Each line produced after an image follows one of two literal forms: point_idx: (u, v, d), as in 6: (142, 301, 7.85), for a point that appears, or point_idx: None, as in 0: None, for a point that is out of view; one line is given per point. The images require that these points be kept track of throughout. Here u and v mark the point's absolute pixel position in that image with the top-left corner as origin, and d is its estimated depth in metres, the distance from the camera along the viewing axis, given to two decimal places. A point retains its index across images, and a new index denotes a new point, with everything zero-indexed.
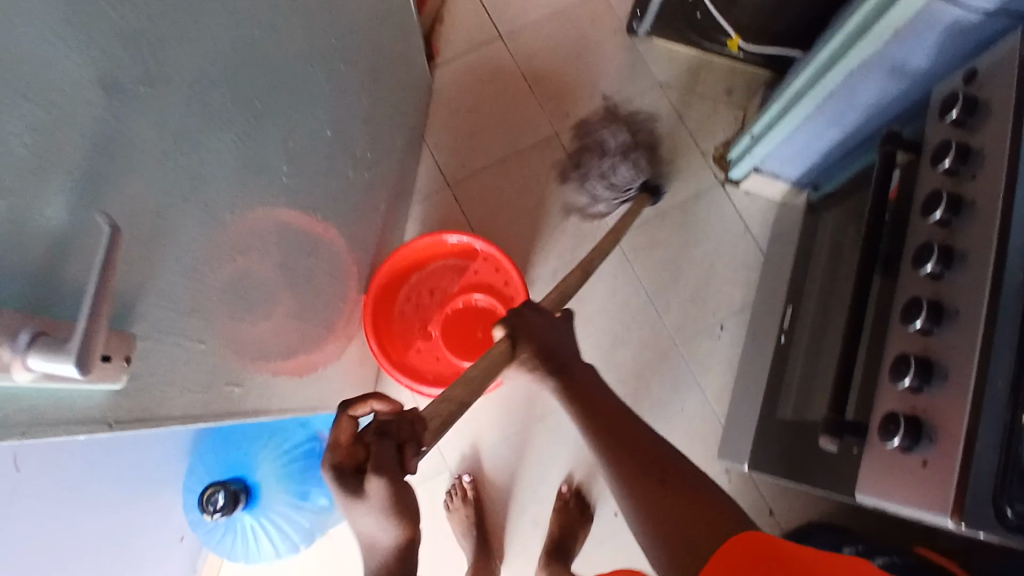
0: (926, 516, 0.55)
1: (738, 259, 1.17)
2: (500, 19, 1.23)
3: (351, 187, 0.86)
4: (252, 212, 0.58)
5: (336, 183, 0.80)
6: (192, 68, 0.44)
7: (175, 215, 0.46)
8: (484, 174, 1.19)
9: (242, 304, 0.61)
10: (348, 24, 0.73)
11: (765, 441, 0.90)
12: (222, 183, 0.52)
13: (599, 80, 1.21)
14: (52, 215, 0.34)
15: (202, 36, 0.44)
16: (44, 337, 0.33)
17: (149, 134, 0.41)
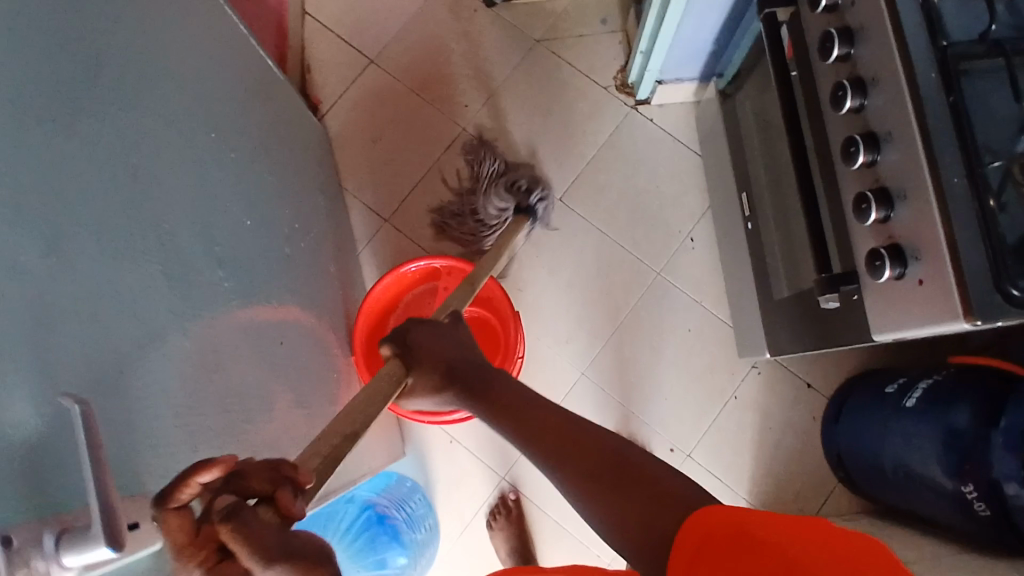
0: (941, 328, 0.56)
1: (679, 171, 1.18)
2: (364, 45, 1.22)
3: (293, 262, 0.85)
4: (205, 335, 0.58)
5: (274, 265, 0.79)
6: (93, 224, 0.43)
7: (137, 372, 0.45)
8: (413, 195, 1.18)
9: (237, 422, 0.60)
10: (222, 113, 0.71)
11: (775, 325, 0.91)
12: (166, 318, 0.51)
13: (481, 62, 1.21)
14: (22, 420, 0.33)
15: (90, 189, 0.44)
16: (67, 533, 0.32)
17: (78, 307, 0.39)
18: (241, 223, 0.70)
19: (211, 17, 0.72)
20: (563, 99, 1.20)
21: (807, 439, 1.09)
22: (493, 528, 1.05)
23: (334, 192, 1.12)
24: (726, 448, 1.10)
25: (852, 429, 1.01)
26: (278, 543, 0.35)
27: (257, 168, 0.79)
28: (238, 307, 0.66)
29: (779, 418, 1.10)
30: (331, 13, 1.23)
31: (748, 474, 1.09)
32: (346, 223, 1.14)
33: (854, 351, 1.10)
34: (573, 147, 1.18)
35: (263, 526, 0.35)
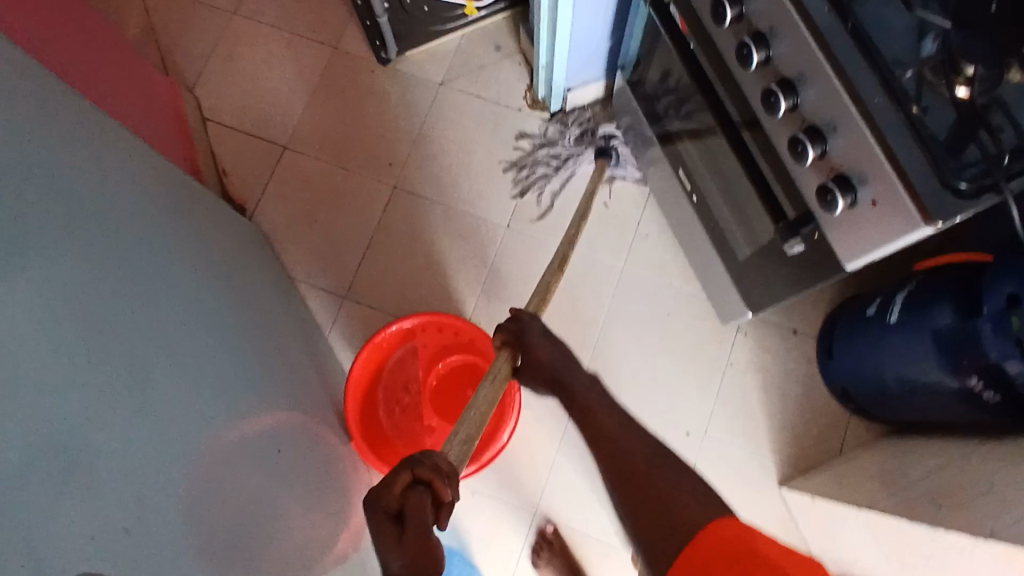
0: (905, 239, 0.57)
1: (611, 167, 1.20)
2: (273, 133, 1.21)
3: (264, 367, 0.82)
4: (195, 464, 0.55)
5: (246, 376, 0.76)
6: (46, 390, 0.41)
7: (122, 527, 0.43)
8: (363, 264, 1.16)
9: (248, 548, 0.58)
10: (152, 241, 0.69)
11: (746, 284, 0.93)
12: (146, 462, 0.49)
13: (391, 117, 1.21)
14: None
15: (40, 354, 0.42)
16: None
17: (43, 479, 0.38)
18: (204, 342, 0.68)
19: (113, 150, 0.70)
20: (483, 131, 1.21)
21: (810, 383, 1.11)
22: (539, 565, 1.03)
23: (284, 284, 1.10)
24: (738, 415, 1.10)
25: (847, 360, 1.03)
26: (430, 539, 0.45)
27: (202, 284, 0.77)
28: (222, 429, 0.64)
29: (777, 371, 1.12)
30: (233, 113, 1.23)
31: (766, 433, 1.10)
32: (306, 311, 1.11)
33: (827, 288, 1.13)
34: (505, 173, 1.19)
35: (426, 521, 0.46)
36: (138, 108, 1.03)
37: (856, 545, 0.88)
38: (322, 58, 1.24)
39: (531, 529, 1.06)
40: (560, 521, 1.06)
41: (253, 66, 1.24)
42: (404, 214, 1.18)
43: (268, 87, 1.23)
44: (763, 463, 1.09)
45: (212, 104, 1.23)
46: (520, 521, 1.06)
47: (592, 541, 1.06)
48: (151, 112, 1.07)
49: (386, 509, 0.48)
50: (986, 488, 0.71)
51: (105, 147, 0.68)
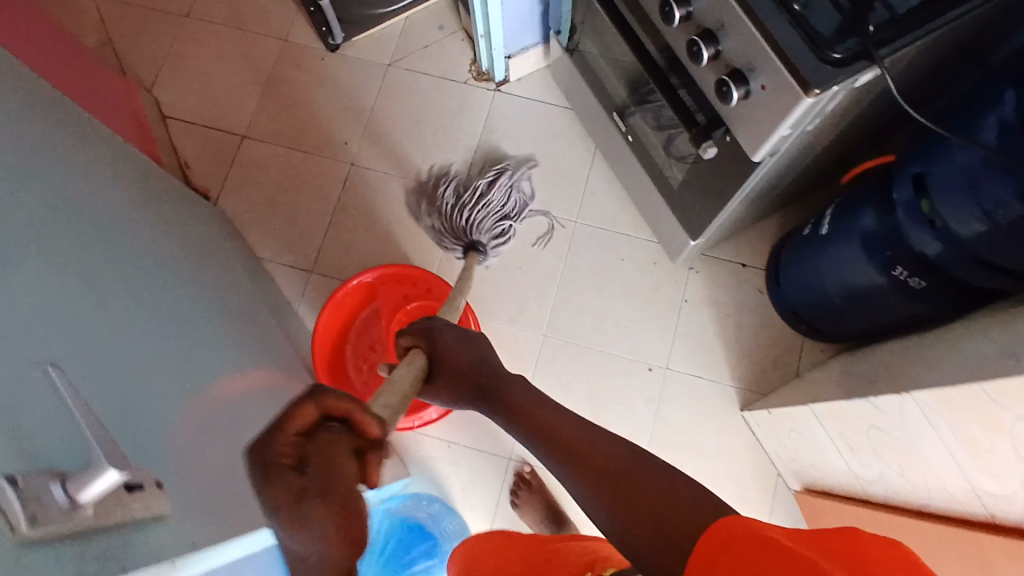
0: (794, 116, 0.63)
1: (556, 128, 1.25)
2: (232, 125, 1.27)
3: (227, 325, 0.86)
4: (153, 376, 0.59)
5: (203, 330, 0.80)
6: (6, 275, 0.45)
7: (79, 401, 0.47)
8: (326, 239, 1.21)
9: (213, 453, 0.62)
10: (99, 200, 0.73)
11: (684, 212, 0.98)
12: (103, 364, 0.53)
13: (342, 100, 1.27)
14: None
15: None
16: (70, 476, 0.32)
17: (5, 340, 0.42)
18: (157, 288, 0.72)
19: (56, 117, 0.74)
20: (432, 105, 1.26)
21: (762, 312, 1.16)
22: (518, 505, 1.06)
23: (251, 261, 1.15)
24: (697, 348, 1.15)
25: (794, 282, 1.08)
26: (344, 498, 0.41)
27: (158, 246, 0.80)
28: (182, 358, 0.67)
29: (731, 303, 1.16)
30: (191, 110, 1.28)
31: (726, 363, 1.14)
32: (273, 287, 1.15)
33: (770, 221, 1.18)
34: (456, 142, 1.25)
35: (340, 461, 0.43)
36: (97, 102, 1.08)
37: (811, 445, 0.92)
38: (273, 51, 1.30)
39: (508, 474, 1.10)
40: (536, 463, 1.10)
41: (207, 65, 1.30)
42: (362, 189, 1.23)
43: (223, 84, 1.29)
44: (725, 391, 1.13)
45: (170, 103, 1.29)
46: (498, 467, 1.10)
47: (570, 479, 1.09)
48: (110, 106, 1.12)
49: (279, 466, 0.41)
50: (916, 362, 0.76)
51: (47, 112, 0.72)
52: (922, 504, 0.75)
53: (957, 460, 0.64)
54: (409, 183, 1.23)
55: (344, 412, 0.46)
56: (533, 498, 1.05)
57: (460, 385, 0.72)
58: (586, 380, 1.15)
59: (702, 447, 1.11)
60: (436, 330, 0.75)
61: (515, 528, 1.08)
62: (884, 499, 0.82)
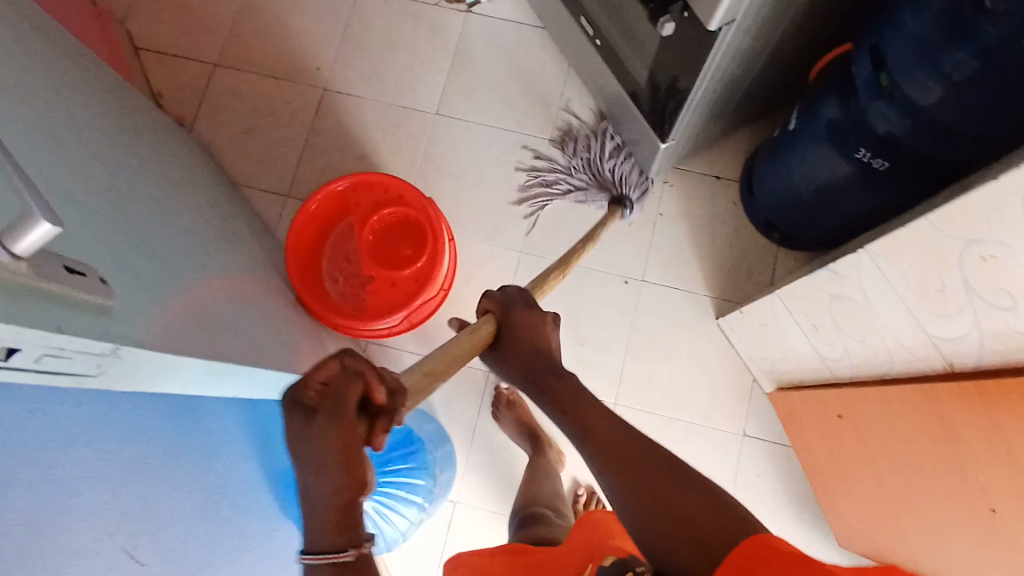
0: None
1: (530, 48, 1.24)
2: (205, 54, 1.26)
3: (192, 228, 0.87)
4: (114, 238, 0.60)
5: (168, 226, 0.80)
6: None
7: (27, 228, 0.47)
8: (302, 163, 1.21)
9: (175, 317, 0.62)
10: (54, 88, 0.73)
11: (655, 112, 0.99)
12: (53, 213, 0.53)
13: (314, 25, 1.26)
14: None
15: None
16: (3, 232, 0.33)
17: None
18: (116, 174, 0.72)
19: (7, 7, 0.74)
20: (404, 29, 1.26)
21: (737, 224, 1.17)
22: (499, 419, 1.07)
23: (227, 184, 1.15)
24: (672, 261, 1.16)
25: (767, 189, 1.09)
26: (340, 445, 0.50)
27: (118, 144, 0.80)
28: (143, 237, 0.68)
29: (705, 215, 1.17)
30: (164, 39, 1.27)
31: (700, 275, 1.15)
32: (249, 209, 1.16)
33: (744, 134, 1.18)
34: (430, 65, 1.24)
35: (340, 409, 0.50)
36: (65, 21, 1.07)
37: (781, 338, 0.93)
38: None
39: (488, 390, 1.11)
40: None
41: None
42: (336, 113, 1.23)
43: (194, 13, 1.28)
44: (700, 302, 1.14)
45: (142, 34, 1.28)
46: (478, 382, 1.11)
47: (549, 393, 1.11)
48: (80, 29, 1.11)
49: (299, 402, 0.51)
50: None
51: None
52: (884, 372, 0.76)
53: (912, 313, 0.65)
54: (383, 106, 1.23)
55: (360, 372, 0.51)
56: (514, 411, 1.07)
57: (517, 364, 0.69)
58: (563, 295, 1.15)
59: (677, 357, 1.13)
60: (512, 305, 0.71)
61: (495, 439, 1.10)
62: (849, 378, 0.83)
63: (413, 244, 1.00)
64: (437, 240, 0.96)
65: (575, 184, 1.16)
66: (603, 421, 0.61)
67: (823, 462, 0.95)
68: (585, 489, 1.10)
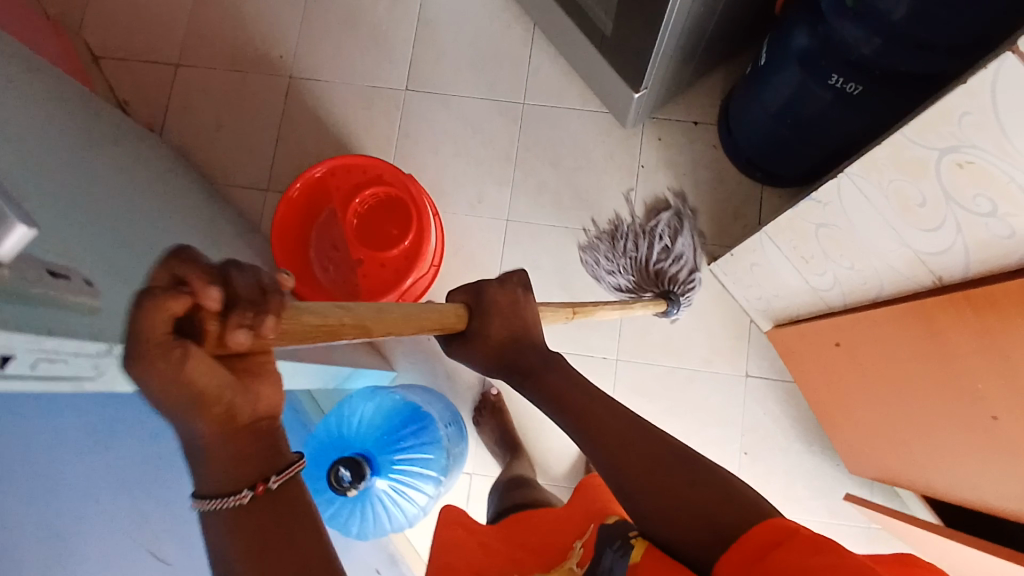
0: None
1: (492, 12, 1.22)
2: (165, 54, 1.24)
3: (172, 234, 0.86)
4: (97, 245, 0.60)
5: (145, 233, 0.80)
6: None
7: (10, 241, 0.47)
8: (278, 154, 1.20)
9: None
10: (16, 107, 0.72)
11: (625, 63, 0.98)
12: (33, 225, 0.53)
13: (271, 12, 1.24)
14: None
15: None
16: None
17: None
18: (90, 183, 0.71)
19: None
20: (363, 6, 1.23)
21: (718, 168, 1.16)
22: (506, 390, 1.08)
23: (205, 184, 1.14)
24: (658, 211, 1.16)
25: (745, 128, 1.09)
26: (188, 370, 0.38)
27: (86, 152, 0.80)
28: (126, 242, 0.67)
29: (686, 162, 1.17)
30: (122, 44, 1.25)
31: (687, 223, 1.15)
32: (231, 207, 1.15)
33: (717, 75, 1.17)
34: (393, 40, 1.22)
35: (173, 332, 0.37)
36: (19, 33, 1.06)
37: (772, 274, 0.94)
38: None
39: None
40: None
41: None
42: (305, 100, 1.21)
43: (149, 13, 1.26)
44: None
45: (99, 41, 1.26)
46: None
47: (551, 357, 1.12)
48: (34, 40, 1.09)
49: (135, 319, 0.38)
50: None
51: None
52: (875, 296, 0.77)
53: (898, 233, 0.66)
54: (351, 88, 1.21)
55: (188, 284, 0.37)
56: None
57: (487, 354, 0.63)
58: (553, 258, 1.16)
59: None
60: (485, 287, 0.62)
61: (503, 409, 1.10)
62: (841, 305, 0.84)
63: (397, 222, 0.99)
64: (419, 218, 0.95)
65: (622, 283, 1.11)
66: (605, 415, 0.58)
67: (824, 391, 0.96)
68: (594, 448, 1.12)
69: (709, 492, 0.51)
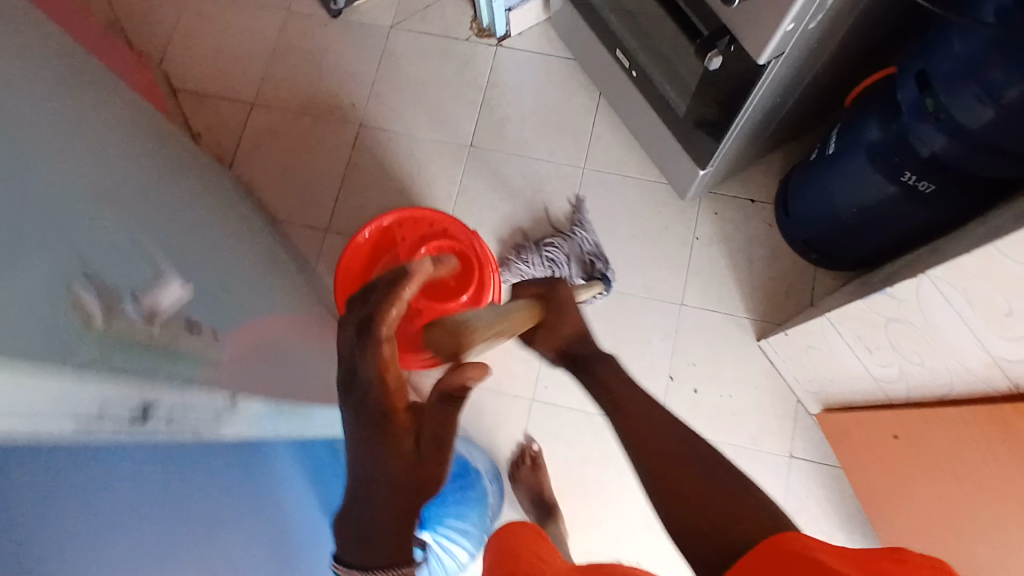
0: (795, 5, 0.64)
1: (560, 79, 1.26)
2: (242, 94, 1.29)
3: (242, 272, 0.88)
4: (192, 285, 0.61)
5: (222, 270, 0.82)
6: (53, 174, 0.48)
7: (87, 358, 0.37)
8: (341, 198, 1.23)
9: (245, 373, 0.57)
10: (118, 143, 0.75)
11: (695, 139, 1.00)
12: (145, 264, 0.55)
13: (347, 63, 1.29)
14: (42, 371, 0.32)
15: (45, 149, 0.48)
16: None
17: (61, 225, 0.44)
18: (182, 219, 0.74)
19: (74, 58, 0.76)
20: (435, 64, 1.28)
21: (772, 245, 1.18)
22: (517, 478, 1.10)
23: (269, 222, 1.17)
24: (711, 283, 1.17)
25: (803, 210, 1.10)
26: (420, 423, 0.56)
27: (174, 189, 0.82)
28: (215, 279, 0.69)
29: (742, 238, 1.18)
30: (202, 81, 1.30)
31: (739, 298, 1.16)
32: (291, 245, 1.18)
33: (775, 155, 1.20)
34: (462, 97, 1.26)
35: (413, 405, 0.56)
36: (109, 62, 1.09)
37: (831, 360, 0.94)
38: (278, 20, 1.33)
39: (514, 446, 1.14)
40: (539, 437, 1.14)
41: (216, 37, 1.32)
42: (372, 147, 1.25)
43: (232, 54, 1.31)
44: (741, 324, 1.15)
45: (180, 76, 1.31)
46: (516, 420, 1.15)
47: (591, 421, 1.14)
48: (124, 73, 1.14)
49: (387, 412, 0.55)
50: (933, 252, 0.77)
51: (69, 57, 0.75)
52: (944, 392, 0.75)
53: (980, 341, 0.65)
54: (417, 139, 1.25)
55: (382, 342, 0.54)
56: (534, 477, 1.10)
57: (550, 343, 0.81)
58: (604, 321, 1.17)
59: (720, 379, 1.14)
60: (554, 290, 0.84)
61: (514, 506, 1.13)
62: (903, 400, 0.83)
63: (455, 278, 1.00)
64: (485, 279, 0.98)
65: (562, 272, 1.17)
66: (666, 444, 0.62)
67: (878, 482, 0.94)
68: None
69: (739, 515, 0.53)
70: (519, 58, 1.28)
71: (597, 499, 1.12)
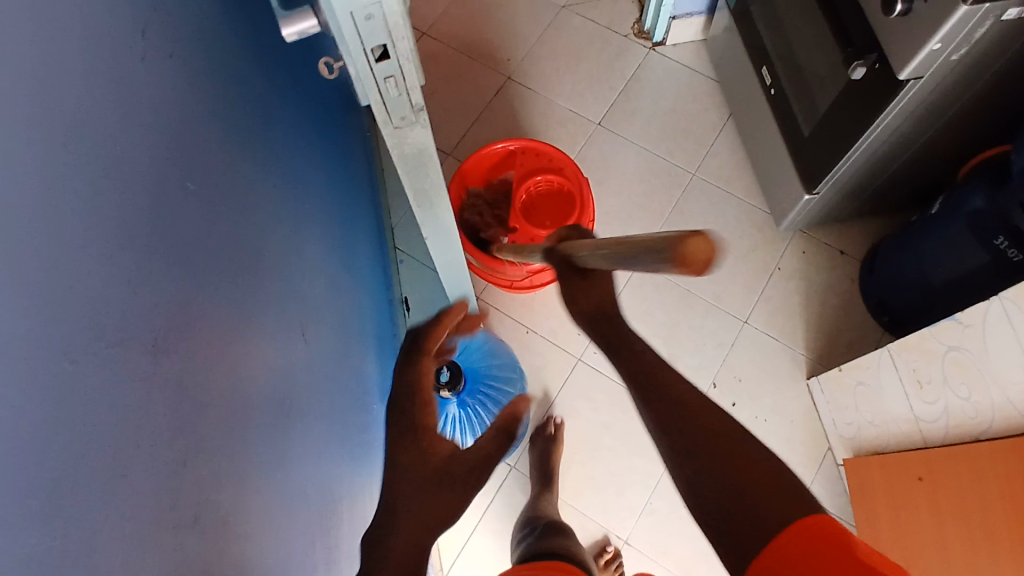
0: (947, 25, 0.72)
1: (697, 93, 1.36)
2: (418, 22, 1.44)
3: None
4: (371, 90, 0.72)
5: None
6: None
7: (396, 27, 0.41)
8: (472, 132, 1.35)
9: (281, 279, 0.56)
10: None
11: (810, 163, 1.07)
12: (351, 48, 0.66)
13: (516, 23, 1.42)
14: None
15: None
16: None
17: None
18: None
19: None
20: (590, 48, 1.40)
21: (848, 298, 1.22)
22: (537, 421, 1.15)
23: None
24: (778, 313, 1.21)
25: (887, 270, 1.14)
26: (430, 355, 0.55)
27: None
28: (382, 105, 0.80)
29: (820, 283, 1.23)
30: None
31: (801, 335, 1.20)
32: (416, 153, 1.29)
33: (876, 219, 1.25)
34: (604, 81, 1.37)
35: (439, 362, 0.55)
36: None
37: (875, 398, 0.96)
38: None
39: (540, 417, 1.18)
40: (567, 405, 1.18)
41: None
42: (512, 99, 1.36)
43: None
44: (794, 358, 1.18)
45: None
46: (558, 373, 1.20)
47: (624, 397, 1.18)
48: None
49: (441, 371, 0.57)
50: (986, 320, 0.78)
51: None
52: (980, 432, 0.77)
53: None
54: (553, 104, 1.36)
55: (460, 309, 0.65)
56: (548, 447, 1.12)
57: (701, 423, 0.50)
58: (668, 313, 1.22)
59: (760, 401, 1.17)
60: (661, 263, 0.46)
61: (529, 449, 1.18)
62: (936, 441, 0.85)
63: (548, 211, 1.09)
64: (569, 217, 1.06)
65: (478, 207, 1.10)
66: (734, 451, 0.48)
67: (886, 536, 0.95)
68: (611, 546, 1.10)
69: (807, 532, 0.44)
70: (667, 65, 1.38)
71: (606, 471, 1.15)
